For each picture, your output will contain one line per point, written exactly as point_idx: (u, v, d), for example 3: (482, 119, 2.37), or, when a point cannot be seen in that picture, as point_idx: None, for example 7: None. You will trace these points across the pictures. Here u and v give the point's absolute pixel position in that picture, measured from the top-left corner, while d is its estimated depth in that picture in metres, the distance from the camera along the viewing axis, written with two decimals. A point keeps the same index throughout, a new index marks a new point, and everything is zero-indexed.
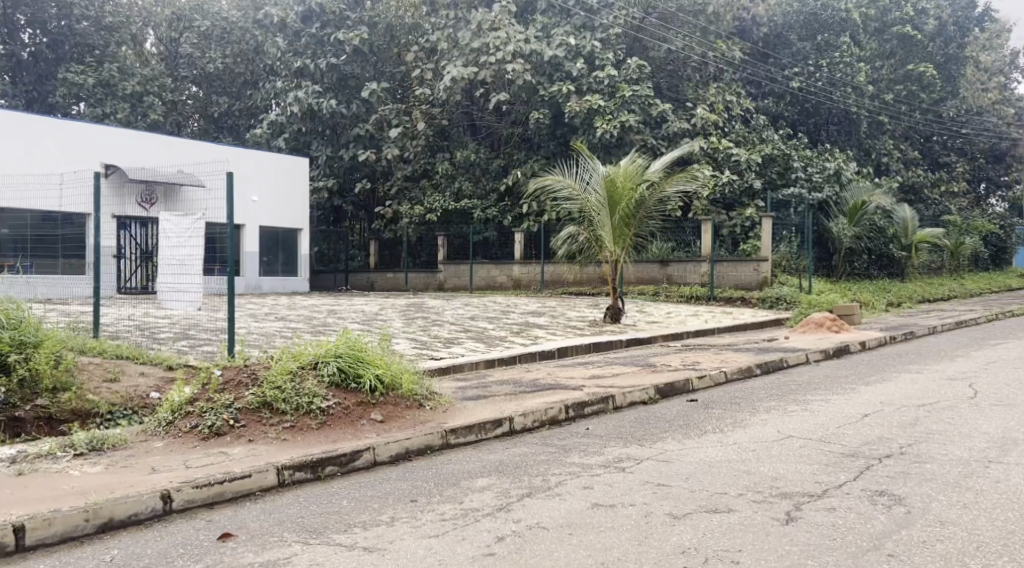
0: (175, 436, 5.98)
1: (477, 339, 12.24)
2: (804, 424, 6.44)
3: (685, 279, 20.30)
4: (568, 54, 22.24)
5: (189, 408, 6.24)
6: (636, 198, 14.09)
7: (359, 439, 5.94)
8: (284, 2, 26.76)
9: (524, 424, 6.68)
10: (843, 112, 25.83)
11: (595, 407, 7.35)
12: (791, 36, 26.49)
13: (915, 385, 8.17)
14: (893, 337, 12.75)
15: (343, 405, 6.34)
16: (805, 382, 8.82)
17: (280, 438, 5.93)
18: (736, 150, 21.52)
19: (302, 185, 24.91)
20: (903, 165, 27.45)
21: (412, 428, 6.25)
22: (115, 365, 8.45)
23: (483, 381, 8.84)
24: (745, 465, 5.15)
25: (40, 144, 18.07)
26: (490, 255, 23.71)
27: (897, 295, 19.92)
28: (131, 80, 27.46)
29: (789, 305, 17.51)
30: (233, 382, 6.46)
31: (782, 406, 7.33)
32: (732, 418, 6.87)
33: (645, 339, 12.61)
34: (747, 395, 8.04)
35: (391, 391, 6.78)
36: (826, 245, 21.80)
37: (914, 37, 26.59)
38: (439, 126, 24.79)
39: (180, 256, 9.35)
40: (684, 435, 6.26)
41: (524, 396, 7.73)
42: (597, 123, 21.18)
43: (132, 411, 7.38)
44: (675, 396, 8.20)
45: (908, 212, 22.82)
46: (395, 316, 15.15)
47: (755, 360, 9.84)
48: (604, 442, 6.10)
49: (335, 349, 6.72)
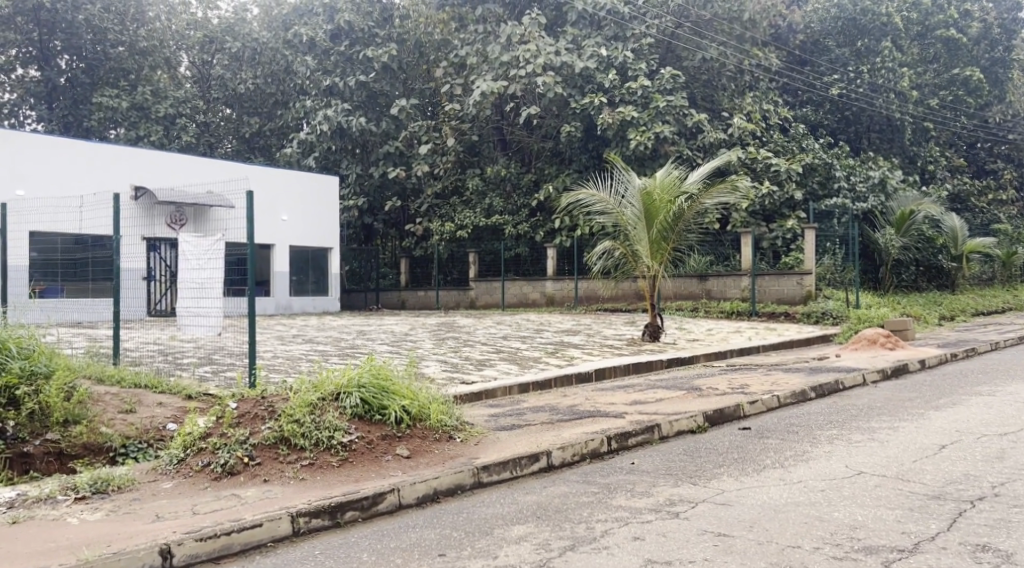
0: (185, 476, 5.53)
1: (510, 360, 11.70)
2: (874, 458, 5.84)
3: (724, 293, 19.61)
4: (600, 65, 21.76)
5: (202, 443, 5.79)
6: (674, 210, 13.49)
7: (383, 478, 5.45)
8: (314, 22, 26.64)
9: (563, 458, 6.13)
10: (885, 118, 24.93)
11: (639, 438, 6.77)
12: (828, 43, 25.87)
13: (989, 411, 7.49)
14: (954, 355, 12.00)
15: (366, 440, 5.87)
16: (866, 406, 8.17)
17: (297, 477, 5.44)
18: (775, 160, 20.84)
19: (332, 202, 24.70)
20: (948, 173, 26.49)
21: (441, 464, 5.74)
22: (132, 394, 7.97)
23: (517, 407, 8.31)
24: (815, 510, 4.58)
25: (70, 169, 17.99)
26: (522, 271, 23.29)
27: (949, 308, 19.12)
28: (163, 102, 27.62)
29: (836, 320, 16.72)
30: (249, 415, 5.98)
31: (846, 435, 6.71)
32: (791, 450, 6.26)
33: (687, 359, 12.00)
34: (805, 423, 7.40)
35: (418, 422, 6.29)
36: (872, 257, 20.94)
37: (959, 40, 26.07)
38: (469, 141, 24.40)
39: (201, 279, 9.02)
40: (740, 471, 5.67)
41: (563, 425, 7.17)
42: (631, 135, 20.62)
43: (147, 444, 6.93)
44: (725, 423, 7.59)
45: (957, 220, 21.85)
46: (424, 336, 14.67)
47: (809, 383, 9.18)
48: (651, 479, 5.54)
49: (359, 378, 6.26)
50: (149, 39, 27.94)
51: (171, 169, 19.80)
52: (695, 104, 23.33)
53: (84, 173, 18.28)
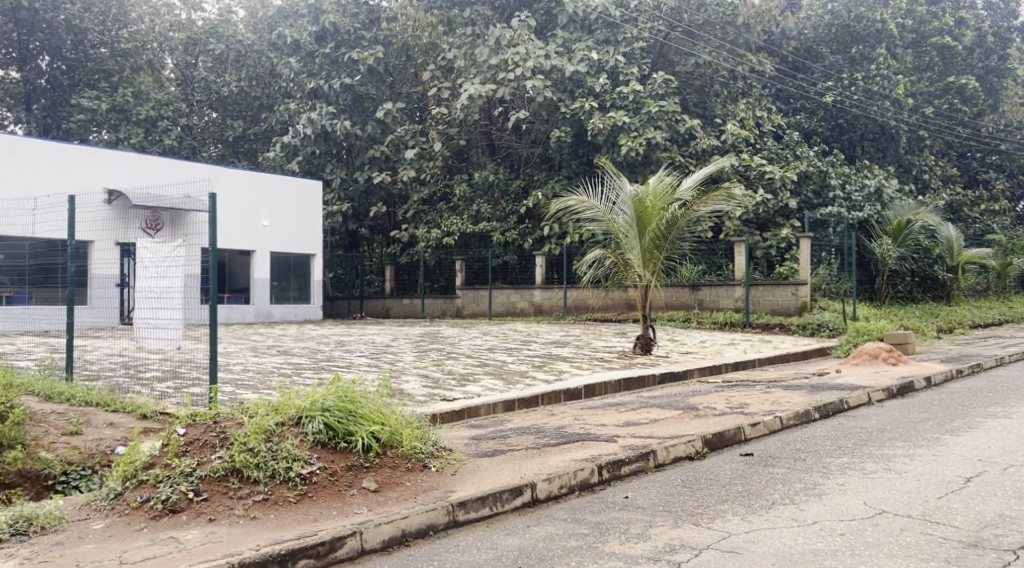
0: (120, 515, 4.89)
1: (495, 374, 11.10)
2: (895, 492, 5.28)
3: (717, 303, 19.15)
4: (590, 69, 21.21)
5: (142, 475, 5.13)
6: (667, 218, 12.92)
7: (345, 517, 4.85)
8: (299, 23, 25.97)
9: (549, 492, 5.53)
10: (879, 126, 24.43)
11: (633, 467, 6.16)
12: (822, 50, 25.43)
13: (1010, 437, 6.95)
14: (960, 371, 11.49)
15: (329, 471, 5.26)
16: (875, 429, 7.61)
17: (247, 516, 4.82)
18: (769, 167, 20.32)
19: (316, 207, 24.07)
20: (943, 184, 25.99)
21: (411, 500, 5.13)
22: (81, 414, 7.34)
23: (500, 428, 7.71)
24: (836, 563, 4.05)
25: (39, 169, 17.30)
26: (509, 279, 22.72)
27: (946, 319, 18.68)
28: (145, 104, 26.87)
29: (833, 332, 16.16)
30: (198, 443, 5.34)
31: (860, 464, 6.14)
32: (800, 482, 5.66)
33: (681, 374, 11.42)
34: (813, 448, 6.83)
35: (389, 450, 5.66)
36: (869, 267, 20.40)
37: (955, 48, 25.74)
38: (456, 147, 23.86)
39: (161, 287, 8.36)
40: (746, 508, 5.08)
41: (550, 451, 6.56)
42: (622, 141, 20.10)
43: (92, 470, 6.30)
44: (725, 448, 6.99)
45: (952, 230, 21.42)
46: (407, 348, 14.03)
47: (812, 402, 8.59)
48: (647, 518, 4.96)
49: (323, 400, 5.63)
50: (132, 40, 27.23)
51: (148, 170, 19.13)
52: (687, 110, 22.79)
53: (55, 173, 17.59)
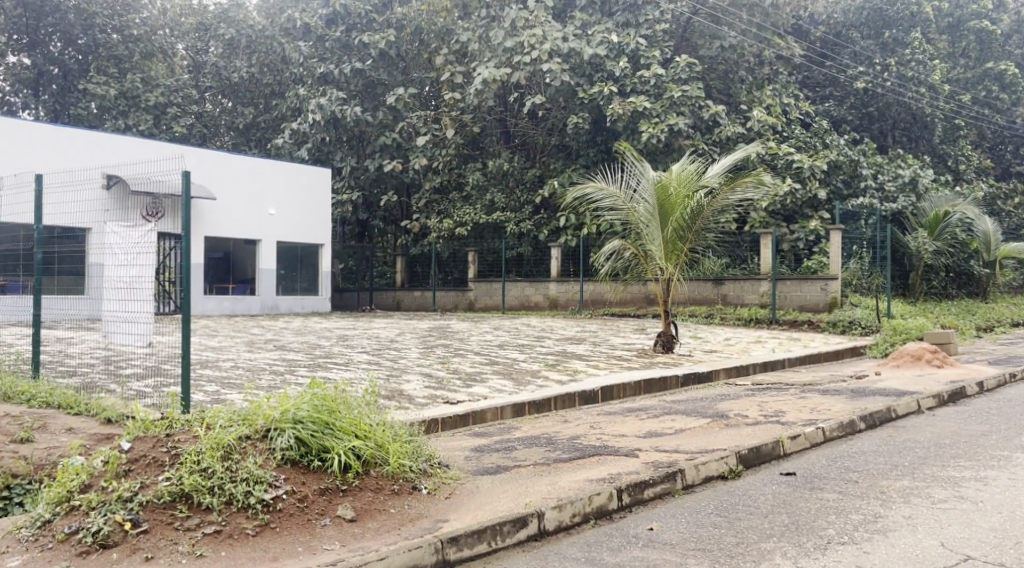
0: (42, 550, 4.08)
1: (505, 374, 10.22)
2: (979, 531, 4.38)
3: (742, 298, 18.18)
4: (610, 53, 20.20)
5: (76, 500, 4.32)
6: (692, 206, 11.98)
7: (310, 555, 4.02)
8: (310, 7, 25.07)
9: (559, 522, 4.67)
10: (913, 114, 23.42)
11: (658, 490, 5.29)
12: (853, 34, 24.18)
13: None
14: (1012, 375, 10.49)
15: (297, 497, 4.41)
16: (932, 444, 6.70)
17: (192, 554, 4.00)
18: (798, 156, 19.26)
19: (324, 196, 23.20)
20: (980, 177, 24.63)
21: (395, 533, 4.28)
22: (36, 418, 6.56)
23: (505, 438, 6.83)
24: None
25: (29, 146, 16.58)
26: (524, 272, 21.89)
27: (985, 317, 17.65)
28: (154, 91, 25.99)
29: (866, 330, 15.17)
30: (144, 461, 4.52)
31: (926, 490, 5.24)
32: (859, 513, 4.76)
33: (707, 375, 10.49)
34: (865, 468, 5.92)
35: (372, 469, 4.81)
36: (902, 261, 19.40)
37: (993, 32, 24.56)
38: (470, 134, 22.93)
39: (130, 276, 7.42)
40: (799, 548, 4.21)
41: (561, 468, 5.67)
42: (642, 127, 19.16)
43: (38, 483, 5.48)
44: (762, 465, 6.10)
45: (990, 224, 20.10)
46: (413, 343, 13.17)
47: (856, 411, 7.67)
48: (677, 560, 4.10)
49: (296, 410, 4.78)
50: (142, 26, 26.44)
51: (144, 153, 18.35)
52: (711, 98, 21.77)
53: (44, 151, 16.86)
